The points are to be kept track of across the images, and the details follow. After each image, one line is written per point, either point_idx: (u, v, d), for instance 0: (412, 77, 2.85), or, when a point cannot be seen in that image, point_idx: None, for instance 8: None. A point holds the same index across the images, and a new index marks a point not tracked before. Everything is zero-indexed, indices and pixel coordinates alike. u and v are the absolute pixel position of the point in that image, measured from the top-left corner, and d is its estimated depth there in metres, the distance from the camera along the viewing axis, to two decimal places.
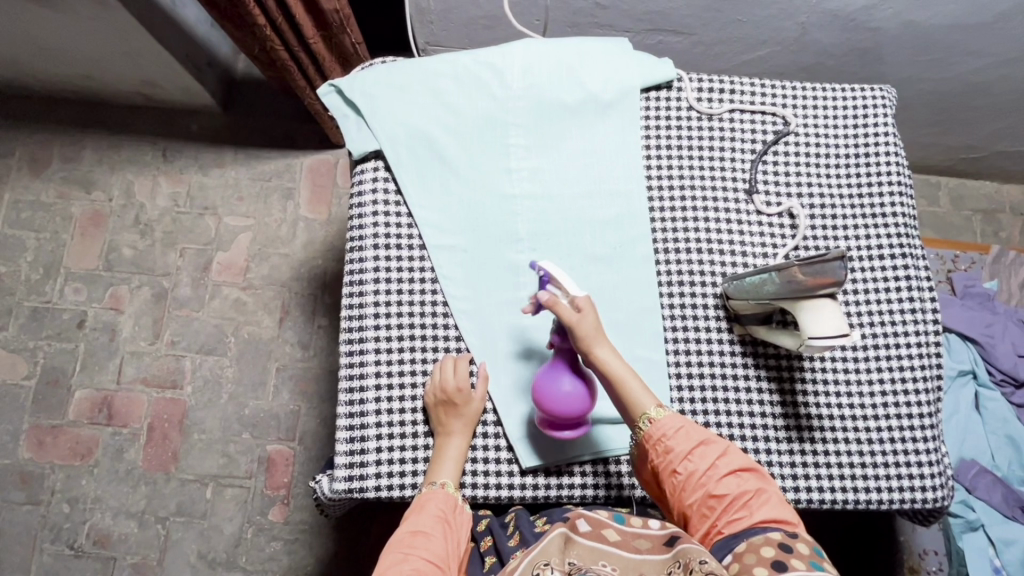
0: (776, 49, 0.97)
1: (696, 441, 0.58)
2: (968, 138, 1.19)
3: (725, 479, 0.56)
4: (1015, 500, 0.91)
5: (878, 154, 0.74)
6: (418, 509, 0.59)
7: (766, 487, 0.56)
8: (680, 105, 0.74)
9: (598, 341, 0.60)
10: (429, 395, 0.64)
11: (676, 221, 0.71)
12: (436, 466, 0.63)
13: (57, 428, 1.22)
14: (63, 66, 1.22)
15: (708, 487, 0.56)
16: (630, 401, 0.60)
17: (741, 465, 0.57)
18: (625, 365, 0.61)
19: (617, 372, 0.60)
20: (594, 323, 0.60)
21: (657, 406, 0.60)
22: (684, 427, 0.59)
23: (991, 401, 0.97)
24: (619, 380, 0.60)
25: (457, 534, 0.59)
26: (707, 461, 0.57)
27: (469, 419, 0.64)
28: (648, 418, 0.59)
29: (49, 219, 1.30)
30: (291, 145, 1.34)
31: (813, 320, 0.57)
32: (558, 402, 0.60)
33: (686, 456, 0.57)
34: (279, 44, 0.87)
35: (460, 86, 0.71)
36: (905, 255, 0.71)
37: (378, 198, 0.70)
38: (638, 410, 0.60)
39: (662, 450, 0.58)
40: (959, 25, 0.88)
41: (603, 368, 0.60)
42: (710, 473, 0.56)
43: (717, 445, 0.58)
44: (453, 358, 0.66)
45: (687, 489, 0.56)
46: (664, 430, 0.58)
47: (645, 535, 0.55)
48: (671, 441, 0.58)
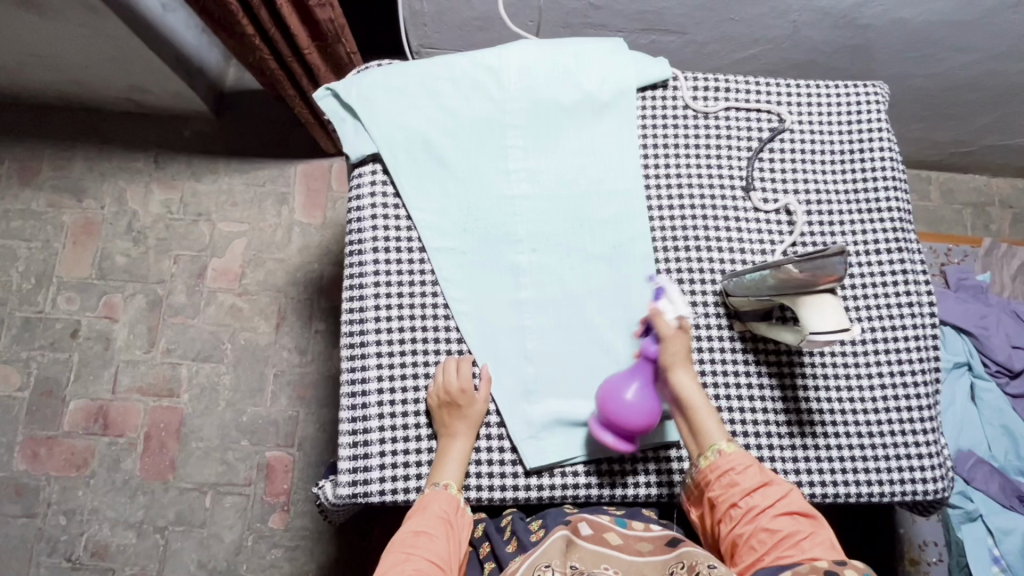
0: (768, 47, 0.98)
1: (760, 479, 0.58)
2: (957, 132, 1.20)
3: (782, 518, 0.56)
4: (1013, 490, 0.92)
5: (873, 149, 0.75)
6: (421, 510, 0.59)
7: (821, 531, 0.56)
8: (675, 104, 0.74)
9: (682, 366, 0.61)
10: (432, 397, 0.64)
11: (674, 219, 0.72)
12: (440, 468, 0.63)
13: (51, 439, 1.20)
14: (52, 73, 1.21)
15: (763, 522, 0.55)
16: (699, 430, 0.60)
17: (800, 508, 0.57)
18: (702, 395, 0.61)
19: (692, 398, 0.61)
20: (683, 345, 0.62)
21: (727, 439, 0.60)
22: (752, 465, 0.59)
23: (987, 391, 0.98)
24: (693, 406, 0.60)
25: (459, 535, 0.60)
26: (768, 499, 0.57)
27: (473, 421, 0.64)
28: (718, 450, 0.59)
29: (40, 227, 1.29)
30: (285, 149, 1.33)
31: (814, 317, 0.57)
32: (623, 411, 0.60)
33: (748, 491, 0.57)
34: (268, 53, 0.89)
35: (457, 89, 0.71)
36: (901, 250, 0.72)
37: (376, 201, 0.70)
38: (707, 440, 0.60)
39: (724, 482, 0.58)
40: (948, 22, 0.89)
41: (680, 391, 0.61)
42: (768, 511, 0.56)
43: (780, 486, 0.58)
44: (456, 359, 0.66)
45: (741, 522, 0.56)
46: (730, 464, 0.58)
47: (646, 539, 0.58)
48: (738, 476, 0.58)
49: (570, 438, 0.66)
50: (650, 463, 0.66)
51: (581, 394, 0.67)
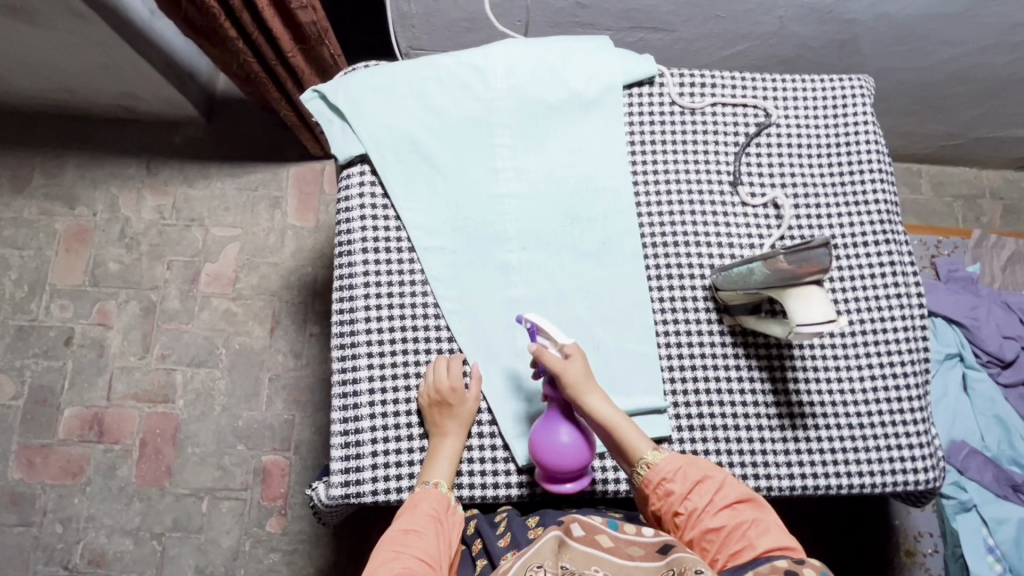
0: (755, 43, 0.98)
1: (694, 479, 0.59)
2: (946, 125, 1.21)
3: (724, 513, 0.57)
4: (1006, 479, 0.93)
5: (859, 143, 0.75)
6: (410, 508, 0.59)
7: (764, 516, 0.56)
8: (662, 100, 0.75)
9: (589, 391, 0.61)
10: (423, 396, 0.64)
11: (662, 215, 0.72)
12: (430, 466, 0.63)
13: (47, 447, 1.20)
14: (42, 80, 1.21)
15: (705, 523, 0.56)
16: (628, 447, 0.61)
17: (737, 497, 0.58)
18: (617, 412, 0.61)
19: (614, 420, 0.61)
20: (585, 376, 0.61)
21: (654, 448, 0.61)
22: (684, 467, 0.60)
23: (979, 381, 0.99)
24: (615, 428, 0.61)
25: (449, 534, 0.60)
26: (704, 498, 0.58)
27: (463, 420, 0.64)
28: (647, 463, 0.60)
29: (32, 235, 1.29)
30: (277, 153, 1.33)
31: (805, 307, 0.58)
32: (559, 457, 0.60)
33: (684, 495, 0.58)
34: (253, 57, 0.89)
35: (445, 89, 0.72)
36: (888, 242, 0.72)
37: (365, 202, 0.70)
38: (637, 454, 0.61)
39: (661, 492, 0.59)
40: (934, 15, 0.89)
41: (599, 417, 0.60)
42: (707, 512, 0.57)
43: (713, 480, 0.59)
44: (446, 358, 0.66)
45: (688, 529, 0.57)
46: (662, 472, 0.59)
47: (637, 542, 0.56)
48: (670, 483, 0.59)
49: None
50: None
51: None
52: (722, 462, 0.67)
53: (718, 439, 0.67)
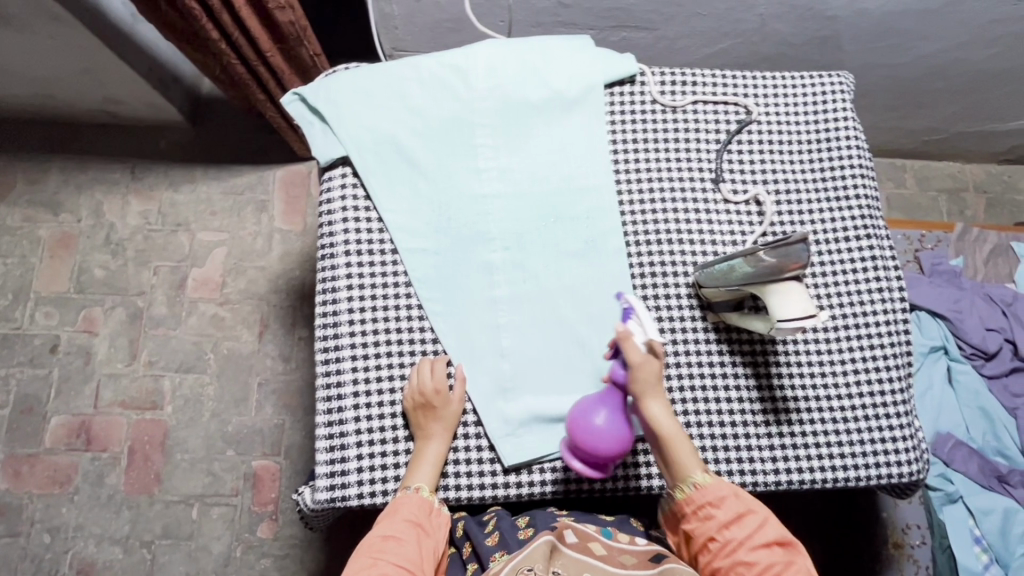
0: (737, 41, 0.99)
1: (739, 510, 0.58)
2: (928, 120, 1.22)
3: (760, 550, 0.57)
4: (991, 469, 0.94)
5: (839, 139, 0.76)
6: (391, 513, 0.60)
7: (797, 559, 0.57)
8: (643, 99, 0.75)
9: (653, 394, 0.60)
10: (407, 399, 0.64)
11: (645, 214, 0.72)
12: (414, 470, 0.63)
13: (33, 456, 1.19)
14: (23, 86, 1.20)
15: (741, 556, 0.56)
16: (676, 463, 0.60)
17: (777, 537, 0.57)
18: (675, 425, 0.60)
19: (668, 429, 0.60)
20: (652, 373, 0.60)
21: (704, 470, 0.60)
22: (730, 495, 0.59)
23: (964, 373, 0.99)
24: (669, 439, 0.60)
25: (430, 536, 0.61)
26: (745, 531, 0.57)
27: (448, 422, 0.64)
28: (694, 483, 0.59)
29: (16, 243, 1.27)
30: (263, 157, 1.33)
31: (784, 304, 0.58)
32: (587, 435, 0.59)
33: (725, 524, 0.58)
34: (235, 58, 0.88)
35: (426, 90, 0.71)
36: (869, 236, 0.73)
37: (347, 205, 0.70)
38: (683, 472, 0.60)
39: (700, 515, 0.59)
40: (912, 10, 0.90)
41: (653, 420, 0.60)
42: (745, 544, 0.57)
43: (757, 515, 0.58)
44: (430, 360, 0.66)
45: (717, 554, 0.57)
46: (707, 495, 0.59)
47: (630, 551, 0.59)
48: (715, 510, 0.58)
49: (547, 434, 0.66)
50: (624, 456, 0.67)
51: (558, 390, 0.67)
52: (708, 458, 0.67)
53: (704, 436, 0.67)
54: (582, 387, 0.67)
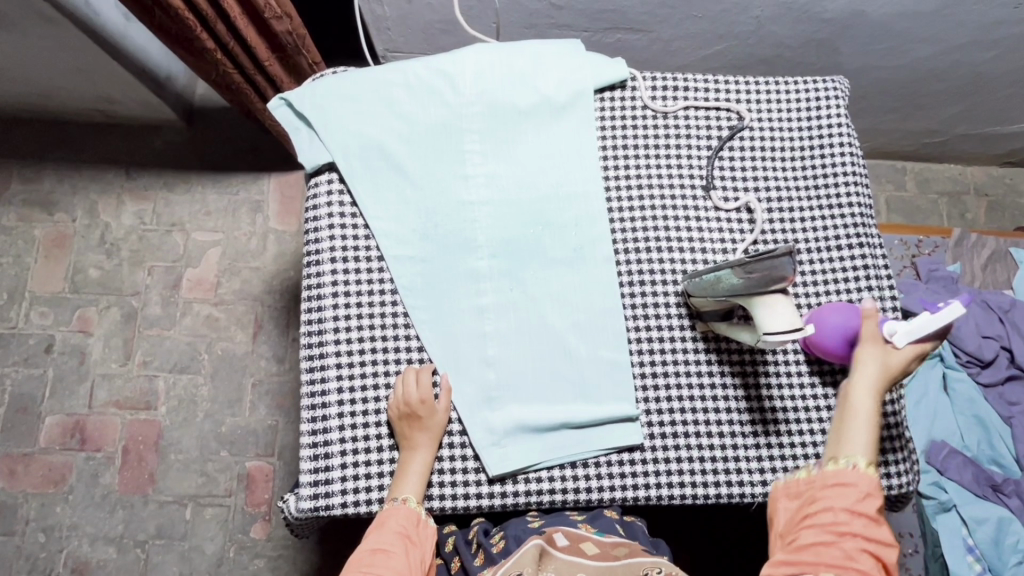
0: (732, 43, 0.98)
1: (871, 513, 0.53)
2: (927, 123, 1.20)
3: (866, 555, 0.52)
4: (985, 478, 0.93)
5: (832, 145, 0.75)
6: (379, 526, 0.60)
7: None
8: (634, 104, 0.74)
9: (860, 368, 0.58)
10: (392, 410, 0.64)
11: (634, 220, 0.71)
12: (400, 481, 0.63)
13: (28, 456, 1.19)
14: (17, 86, 1.19)
15: (840, 535, 0.52)
16: (844, 435, 0.57)
17: (888, 564, 0.52)
18: (866, 404, 0.57)
19: (856, 404, 0.57)
20: (873, 360, 0.58)
21: (869, 460, 0.55)
22: (876, 493, 0.54)
23: (959, 381, 0.98)
24: (850, 407, 0.57)
25: (421, 548, 0.61)
26: (864, 526, 0.52)
27: (434, 432, 0.64)
28: (852, 461, 0.55)
29: (12, 242, 1.27)
30: (258, 157, 1.32)
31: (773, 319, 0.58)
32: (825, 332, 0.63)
33: (853, 512, 0.53)
34: (231, 68, 0.88)
35: (413, 96, 0.71)
36: (862, 244, 0.72)
37: (333, 210, 0.69)
38: (844, 446, 0.56)
39: (833, 487, 0.54)
40: (909, 13, 0.89)
41: (848, 392, 0.58)
42: (859, 537, 0.52)
43: (884, 531, 0.53)
44: (415, 369, 0.66)
45: (818, 526, 0.53)
46: (859, 481, 0.54)
47: (623, 543, 0.60)
48: (849, 488, 0.54)
49: (532, 444, 0.65)
50: (612, 466, 0.66)
51: (543, 399, 0.66)
52: (694, 470, 0.66)
53: (691, 446, 0.67)
54: (567, 395, 0.67)
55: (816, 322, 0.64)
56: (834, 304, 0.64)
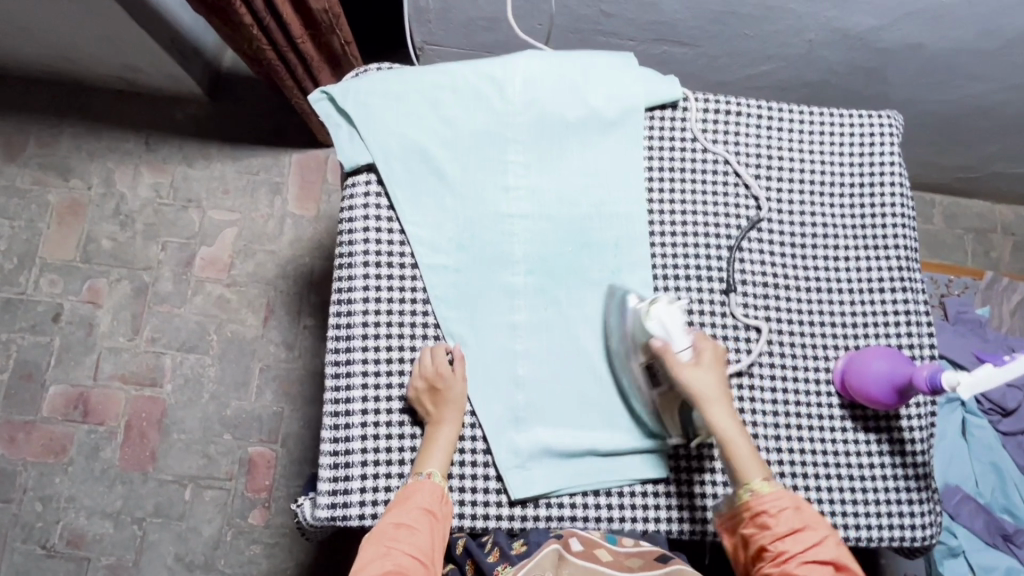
0: (782, 64, 0.95)
1: (794, 525, 0.56)
2: (965, 158, 1.18)
3: (812, 566, 0.54)
4: (997, 527, 0.92)
5: (883, 185, 0.73)
6: (404, 501, 0.58)
7: None
8: (684, 125, 0.72)
9: (710, 404, 0.59)
10: (414, 384, 0.63)
11: (676, 247, 0.70)
12: (425, 457, 0.61)
13: (29, 424, 1.18)
14: (42, 47, 1.17)
15: (788, 566, 0.54)
16: (735, 466, 0.58)
17: (835, 558, 0.55)
18: (736, 428, 0.59)
19: (725, 434, 0.59)
20: (699, 387, 0.59)
21: (763, 476, 0.58)
22: (788, 504, 0.56)
23: (978, 427, 0.97)
24: (729, 443, 0.58)
25: (444, 526, 0.59)
26: (800, 545, 0.55)
27: (458, 406, 0.63)
28: (752, 488, 0.57)
29: (25, 206, 1.25)
30: (280, 138, 1.30)
31: (660, 318, 0.60)
32: (870, 381, 0.63)
33: (779, 536, 0.55)
34: (266, 44, 0.85)
35: (460, 100, 0.68)
36: (905, 288, 0.71)
37: (369, 214, 0.67)
38: (743, 474, 0.58)
39: (756, 523, 0.56)
40: (968, 49, 0.87)
41: (712, 428, 0.59)
42: (799, 559, 0.54)
43: (815, 532, 0.56)
44: (432, 347, 0.65)
45: (765, 567, 0.55)
46: (771, 505, 0.56)
47: (636, 554, 0.59)
48: (771, 518, 0.56)
49: (557, 469, 0.64)
50: (635, 498, 0.65)
51: (571, 423, 0.65)
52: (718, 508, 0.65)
53: (717, 484, 0.65)
54: (595, 422, 0.65)
55: (858, 364, 0.65)
56: (877, 349, 0.65)
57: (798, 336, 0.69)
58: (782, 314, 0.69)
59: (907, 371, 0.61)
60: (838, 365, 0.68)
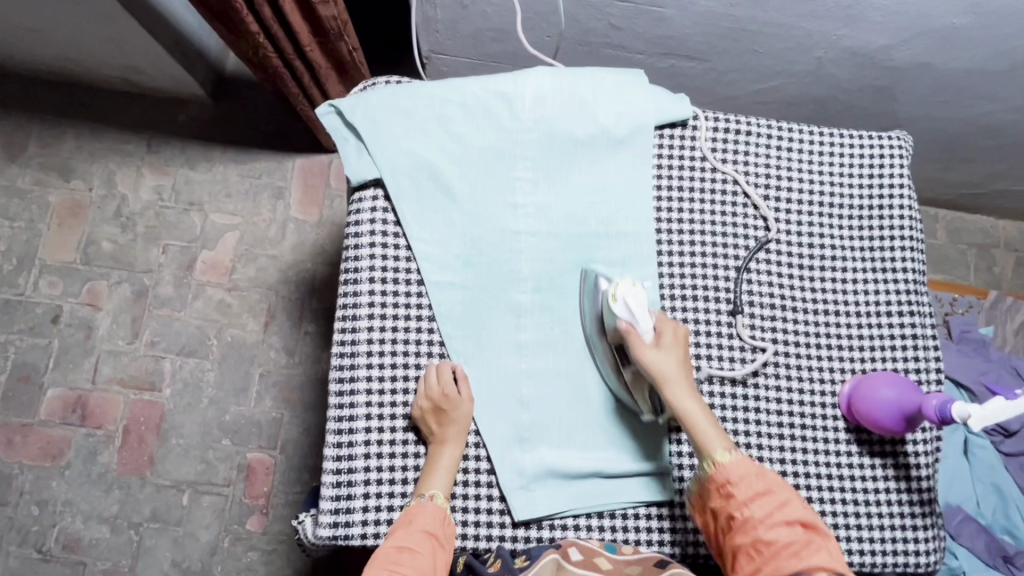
0: (790, 80, 0.94)
1: (757, 489, 0.56)
2: (970, 175, 1.18)
3: (779, 528, 0.54)
4: (997, 548, 0.92)
5: (892, 207, 0.73)
6: (407, 523, 0.58)
7: (821, 541, 0.54)
8: (694, 145, 0.72)
9: (670, 382, 0.60)
10: (419, 404, 0.62)
11: (684, 267, 0.69)
12: (428, 478, 0.61)
13: (27, 427, 1.17)
14: (44, 47, 1.16)
15: (757, 533, 0.54)
16: (697, 441, 0.59)
17: (802, 517, 0.55)
18: (696, 405, 0.60)
19: (685, 410, 0.60)
20: (661, 366, 0.61)
21: (726, 448, 0.58)
22: (749, 469, 0.57)
23: (981, 448, 0.97)
24: (688, 419, 0.60)
25: (447, 549, 0.58)
26: (765, 509, 0.55)
27: (462, 427, 0.62)
28: (715, 460, 0.58)
29: (25, 206, 1.24)
30: (283, 142, 1.29)
31: (625, 300, 0.62)
32: (878, 408, 0.63)
33: (744, 503, 0.56)
34: (271, 51, 0.84)
35: (469, 117, 0.68)
36: (912, 313, 0.70)
37: (375, 230, 0.67)
38: (707, 447, 0.59)
39: (720, 494, 0.57)
40: (979, 69, 0.86)
41: (674, 406, 0.60)
42: (766, 524, 0.54)
43: (777, 495, 0.56)
44: (437, 365, 0.64)
45: (735, 539, 0.55)
46: (732, 473, 0.57)
47: (636, 562, 0.59)
48: (733, 487, 0.56)
49: (561, 490, 0.63)
50: (638, 521, 0.64)
51: (575, 443, 0.65)
52: None
53: None
54: (599, 443, 0.65)
55: (866, 390, 0.65)
56: (886, 375, 0.65)
57: (805, 358, 0.69)
58: (789, 336, 0.69)
59: (916, 399, 0.61)
60: (845, 388, 0.67)
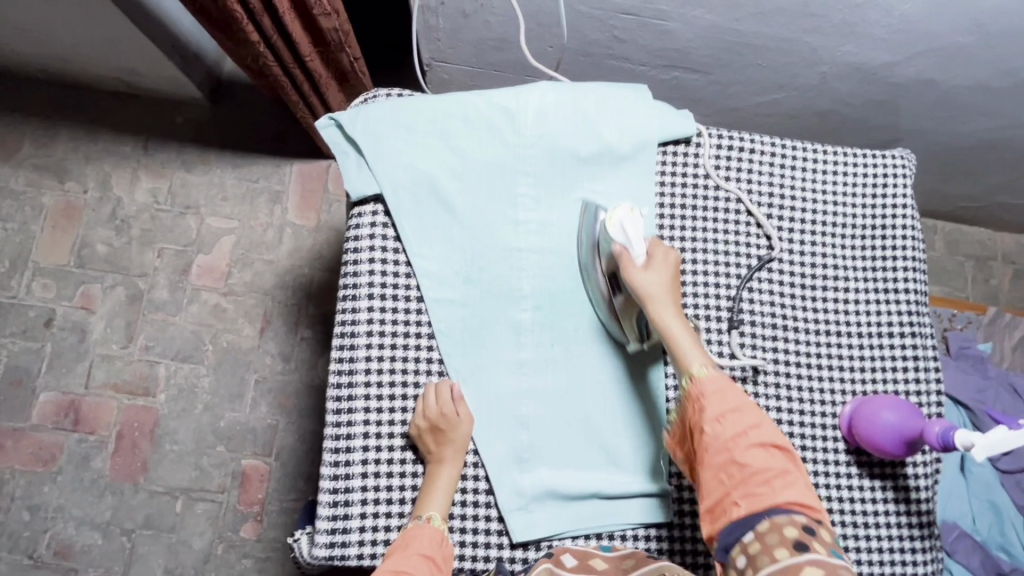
0: (794, 93, 0.94)
1: (731, 406, 0.56)
2: (970, 188, 1.18)
3: (753, 450, 0.54)
4: (992, 565, 0.92)
5: (894, 227, 0.73)
6: (404, 547, 0.57)
7: (794, 469, 0.53)
8: (698, 162, 0.71)
9: (656, 300, 0.61)
10: (417, 423, 0.62)
11: (686, 286, 0.69)
12: (426, 499, 0.60)
13: (19, 431, 1.16)
14: (39, 47, 1.14)
15: (732, 453, 0.53)
16: (677, 359, 0.60)
17: (774, 440, 0.54)
18: (680, 324, 0.61)
19: (668, 328, 0.60)
20: (649, 283, 0.61)
21: (704, 363, 0.59)
22: (724, 386, 0.57)
23: (978, 464, 0.97)
24: (670, 337, 0.60)
25: (444, 570, 0.58)
26: (738, 428, 0.55)
27: (460, 446, 0.62)
28: (693, 375, 0.58)
29: (19, 207, 1.23)
30: (281, 146, 1.27)
31: (622, 224, 0.63)
32: (879, 431, 0.63)
33: (718, 420, 0.55)
34: (272, 60, 0.83)
35: (470, 131, 0.67)
36: (913, 333, 0.70)
37: (375, 246, 0.66)
38: (686, 362, 0.59)
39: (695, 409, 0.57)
40: (982, 87, 0.86)
41: (657, 326, 0.61)
42: (740, 444, 0.54)
43: (751, 417, 0.55)
44: (436, 384, 0.64)
45: (708, 457, 0.55)
46: (708, 389, 0.57)
47: (630, 555, 0.59)
48: (709, 403, 0.56)
49: (560, 510, 0.63)
50: (637, 541, 0.64)
51: (574, 463, 0.64)
52: None
53: None
54: (599, 462, 0.65)
55: (867, 413, 0.64)
56: (887, 399, 0.64)
57: (806, 378, 0.68)
58: (790, 355, 0.69)
59: (917, 424, 0.61)
60: (845, 410, 0.67)
